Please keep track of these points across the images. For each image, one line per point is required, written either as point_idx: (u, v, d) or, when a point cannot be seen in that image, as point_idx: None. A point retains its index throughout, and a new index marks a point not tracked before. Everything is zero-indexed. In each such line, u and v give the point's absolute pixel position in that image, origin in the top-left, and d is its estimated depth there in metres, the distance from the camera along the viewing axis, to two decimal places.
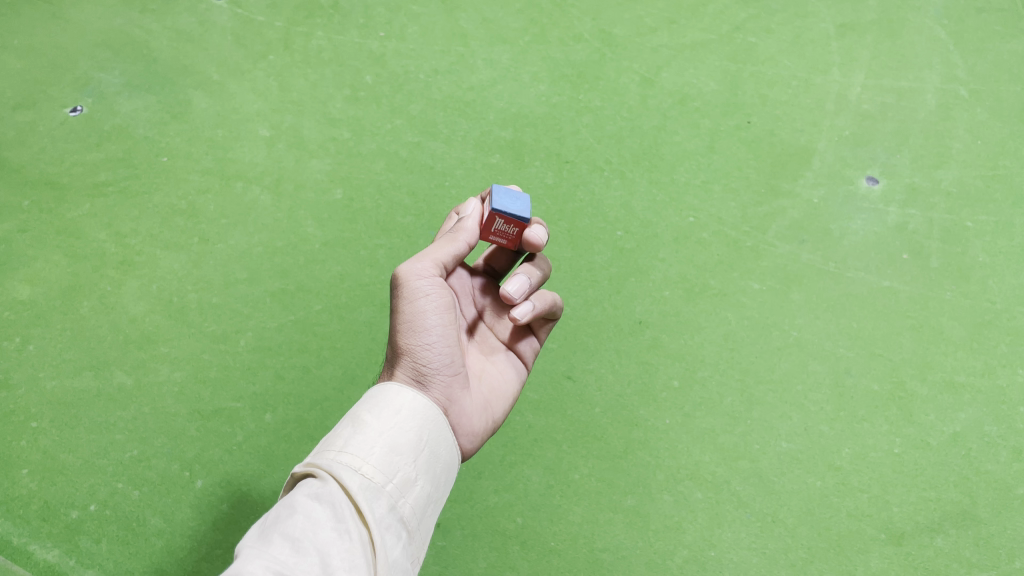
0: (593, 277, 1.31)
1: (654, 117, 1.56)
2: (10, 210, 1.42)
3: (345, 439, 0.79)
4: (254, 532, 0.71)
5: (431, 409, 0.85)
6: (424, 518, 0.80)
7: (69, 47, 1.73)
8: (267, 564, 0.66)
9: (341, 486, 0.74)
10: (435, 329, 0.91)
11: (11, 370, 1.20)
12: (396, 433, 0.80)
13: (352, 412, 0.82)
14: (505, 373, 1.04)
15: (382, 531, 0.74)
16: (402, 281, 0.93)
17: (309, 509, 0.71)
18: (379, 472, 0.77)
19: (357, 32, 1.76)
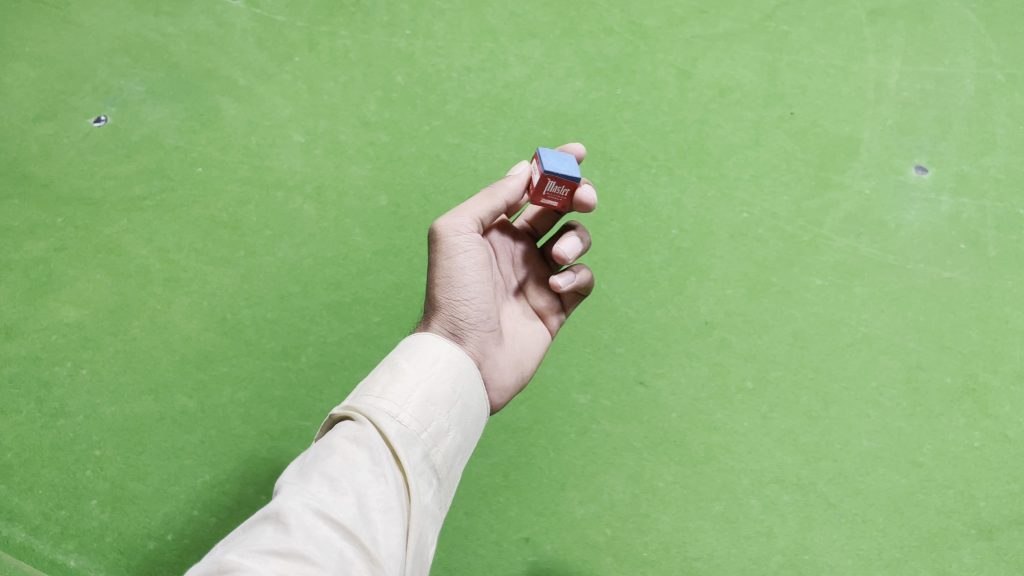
0: (653, 277, 1.29)
1: (695, 110, 1.54)
2: (44, 228, 1.37)
3: (383, 387, 0.81)
4: (292, 470, 0.73)
5: (465, 362, 0.88)
6: (452, 468, 0.83)
7: (85, 54, 1.67)
8: (307, 502, 0.68)
9: (379, 431, 0.77)
10: (474, 287, 0.94)
11: (68, 397, 1.17)
12: (431, 385, 0.83)
13: (389, 359, 0.85)
14: (537, 333, 1.05)
15: (415, 477, 0.76)
16: (443, 235, 0.95)
17: (348, 451, 0.73)
18: (415, 420, 0.80)
19: (382, 30, 1.72)
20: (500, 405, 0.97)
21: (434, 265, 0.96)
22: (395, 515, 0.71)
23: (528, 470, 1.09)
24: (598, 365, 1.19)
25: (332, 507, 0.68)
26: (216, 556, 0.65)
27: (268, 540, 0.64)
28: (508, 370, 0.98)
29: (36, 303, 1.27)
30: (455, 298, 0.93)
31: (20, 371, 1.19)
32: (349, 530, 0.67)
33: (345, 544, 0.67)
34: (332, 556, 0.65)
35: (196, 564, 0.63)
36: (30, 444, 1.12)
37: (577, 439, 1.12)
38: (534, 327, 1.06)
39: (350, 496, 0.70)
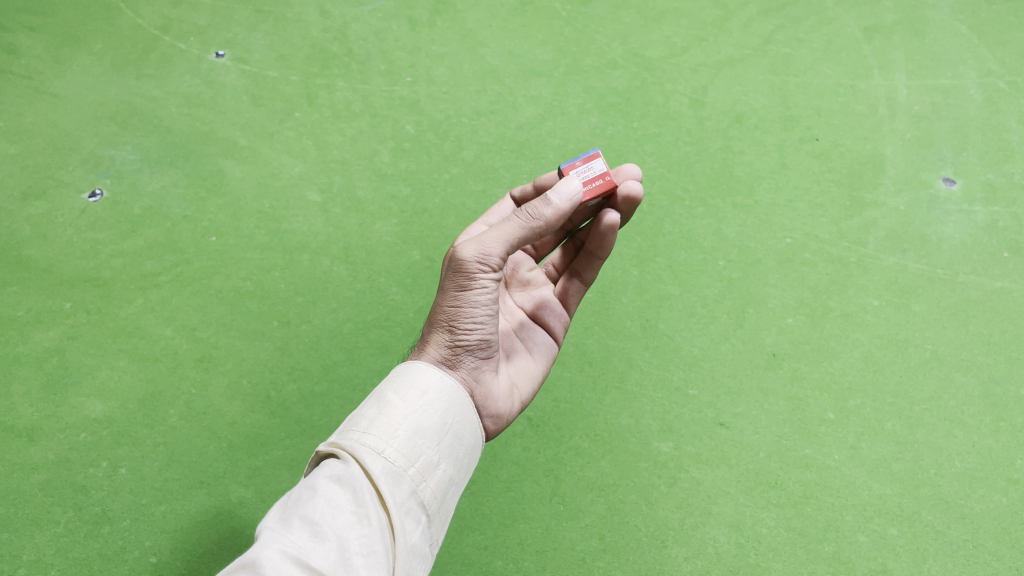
0: (711, 312, 1.25)
1: (716, 137, 1.52)
2: (52, 315, 1.26)
3: (369, 420, 0.74)
4: (275, 513, 0.68)
5: (457, 391, 0.80)
6: (445, 500, 0.75)
7: (67, 125, 1.57)
8: (284, 549, 0.63)
9: (362, 469, 0.70)
10: (481, 316, 0.84)
11: (109, 501, 1.07)
12: (421, 415, 0.76)
13: (377, 391, 0.78)
14: (535, 350, 0.98)
15: (402, 516, 0.70)
16: (463, 263, 0.82)
17: (330, 492, 0.68)
18: (402, 455, 0.72)
19: (381, 79, 1.66)
20: (494, 433, 0.88)
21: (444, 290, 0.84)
22: (378, 560, 0.66)
23: (624, 530, 1.04)
24: (674, 411, 1.14)
25: (311, 553, 0.63)
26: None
27: None
28: (505, 396, 0.89)
29: (56, 399, 1.17)
30: (460, 323, 0.84)
31: (51, 478, 1.09)
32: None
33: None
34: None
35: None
36: (74, 558, 1.03)
37: (669, 490, 1.07)
38: (532, 342, 0.98)
39: (330, 541, 0.64)
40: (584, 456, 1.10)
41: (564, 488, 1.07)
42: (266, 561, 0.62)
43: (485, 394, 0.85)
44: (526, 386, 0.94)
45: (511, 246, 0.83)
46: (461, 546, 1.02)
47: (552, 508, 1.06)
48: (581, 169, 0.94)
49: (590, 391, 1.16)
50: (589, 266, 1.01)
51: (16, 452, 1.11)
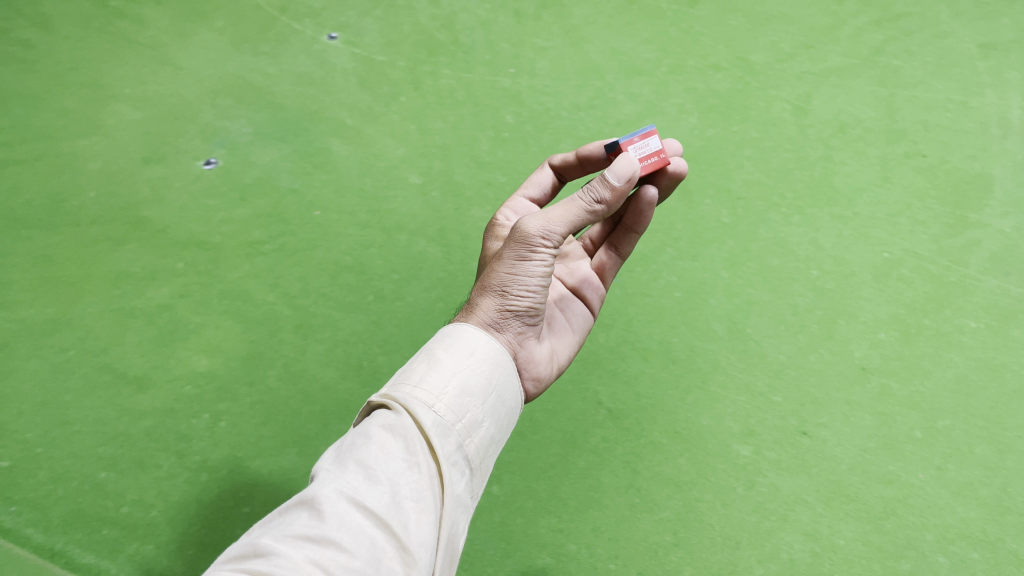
0: (801, 321, 1.24)
1: (818, 146, 1.50)
2: (165, 274, 1.34)
3: (421, 375, 0.79)
4: (330, 456, 0.73)
5: (501, 355, 0.83)
6: (486, 457, 0.80)
7: (187, 95, 1.66)
8: (341, 489, 0.68)
9: (414, 420, 0.74)
10: (534, 286, 0.86)
11: (209, 451, 1.14)
12: (469, 374, 0.80)
13: (427, 348, 0.82)
14: (572, 320, 1.01)
15: (449, 467, 0.74)
16: (525, 235, 0.86)
17: (382, 440, 0.72)
18: (450, 411, 0.77)
19: (484, 69, 1.70)
20: (533, 397, 0.92)
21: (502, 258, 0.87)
22: (426, 505, 0.70)
23: (699, 527, 1.05)
24: (756, 415, 1.14)
25: (366, 494, 0.68)
26: (255, 536, 0.68)
27: (300, 527, 0.66)
28: (545, 362, 0.92)
29: (164, 352, 1.24)
30: (512, 289, 0.86)
31: (157, 424, 1.16)
32: (380, 519, 0.67)
33: (375, 532, 0.67)
34: (363, 543, 0.65)
35: (237, 543, 0.66)
36: (175, 501, 1.09)
37: (746, 493, 1.07)
38: (570, 312, 1.01)
39: (383, 485, 0.69)
40: (663, 451, 1.12)
41: (640, 481, 1.09)
42: (326, 500, 0.67)
43: (527, 359, 0.88)
44: (563, 355, 0.97)
45: (573, 224, 0.87)
46: (536, 526, 1.06)
47: (628, 499, 1.07)
48: (639, 144, 0.97)
49: (673, 388, 1.17)
50: (626, 241, 1.04)
51: (126, 397, 1.19)
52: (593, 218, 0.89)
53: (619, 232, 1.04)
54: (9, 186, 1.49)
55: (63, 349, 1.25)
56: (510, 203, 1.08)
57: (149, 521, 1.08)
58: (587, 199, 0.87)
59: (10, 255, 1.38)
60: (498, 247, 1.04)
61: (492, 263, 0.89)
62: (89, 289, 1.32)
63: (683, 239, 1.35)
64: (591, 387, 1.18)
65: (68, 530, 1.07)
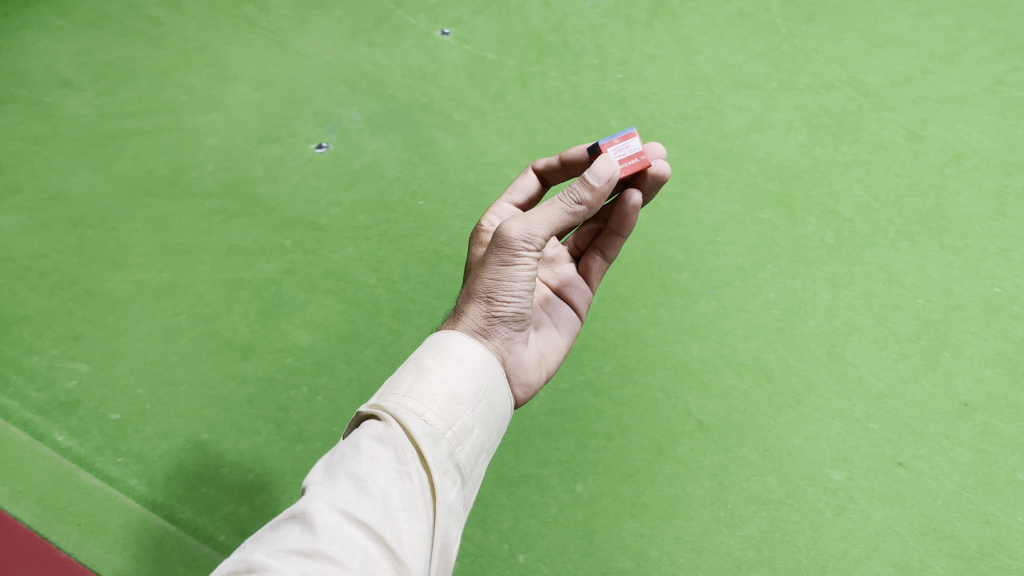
0: (903, 349, 1.21)
1: (931, 174, 1.46)
2: (274, 250, 1.39)
3: (408, 385, 0.78)
4: (320, 469, 0.72)
5: (490, 361, 0.84)
6: (477, 465, 0.79)
7: (303, 80, 1.71)
8: (333, 501, 0.66)
9: (403, 430, 0.73)
10: (519, 290, 0.87)
11: (306, 422, 1.18)
12: (457, 383, 0.79)
13: (414, 357, 0.81)
14: (561, 323, 1.02)
15: (441, 477, 0.73)
16: (509, 239, 0.86)
17: (373, 450, 0.71)
18: (440, 419, 0.76)
19: (592, 73, 1.71)
20: (523, 401, 0.93)
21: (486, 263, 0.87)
22: (418, 515, 0.69)
23: (784, 547, 1.04)
24: (851, 441, 1.12)
25: (357, 506, 0.66)
26: (244, 554, 0.65)
27: (291, 542, 0.63)
28: (534, 366, 0.93)
29: (269, 324, 1.29)
30: (499, 295, 0.86)
31: (258, 392, 1.21)
32: (373, 530, 0.65)
33: (368, 544, 0.65)
34: (356, 556, 0.63)
35: (225, 561, 0.63)
36: (271, 467, 1.14)
37: (835, 518, 1.06)
38: (558, 316, 1.03)
39: (375, 496, 0.67)
40: (752, 467, 1.10)
41: (727, 495, 1.08)
42: (316, 514, 0.65)
43: (517, 363, 0.89)
44: (551, 359, 0.98)
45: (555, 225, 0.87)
46: (618, 529, 1.06)
47: (712, 512, 1.07)
48: (620, 146, 0.97)
49: (765, 406, 1.16)
50: (613, 244, 1.06)
51: (231, 363, 1.24)
52: (576, 220, 0.89)
53: (606, 235, 1.06)
54: (134, 155, 1.57)
55: (175, 312, 1.31)
56: (494, 208, 1.08)
57: (245, 484, 1.12)
58: (568, 200, 0.88)
59: (132, 219, 1.45)
60: (481, 252, 1.04)
61: (477, 269, 0.89)
62: (202, 258, 1.38)
63: (785, 257, 1.34)
64: (682, 396, 1.18)
65: (169, 484, 1.12)
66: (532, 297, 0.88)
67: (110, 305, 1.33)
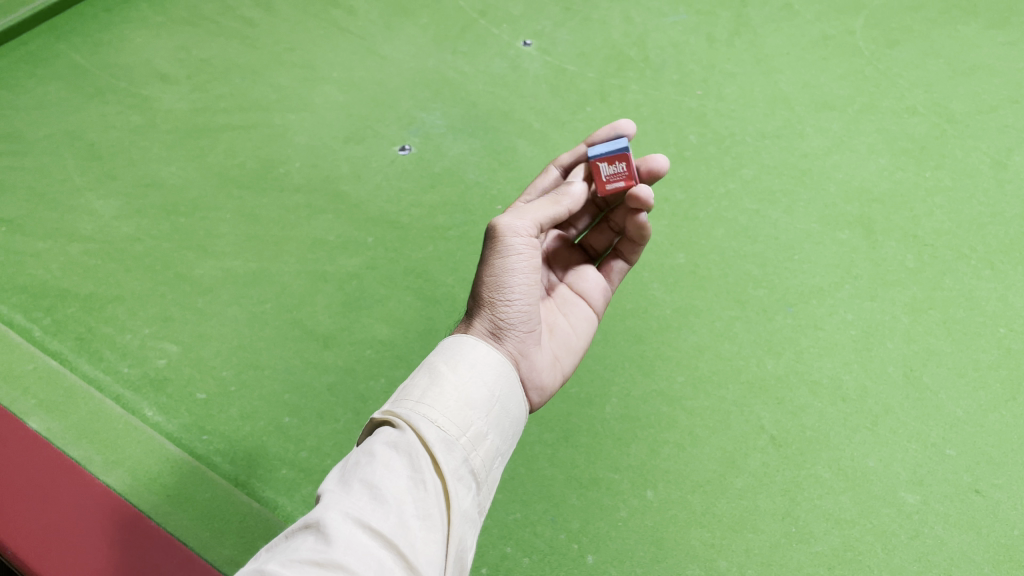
0: (983, 377, 1.20)
1: (1016, 204, 1.44)
2: (356, 245, 1.44)
3: (422, 391, 0.83)
4: (335, 478, 0.75)
5: (504, 364, 0.90)
6: (492, 471, 0.83)
7: (388, 84, 1.76)
8: (347, 510, 0.69)
9: (417, 436, 0.78)
10: (519, 289, 0.95)
11: None
12: (470, 389, 0.84)
13: (427, 364, 0.87)
14: (577, 324, 1.08)
15: (455, 482, 0.77)
16: (502, 231, 0.96)
17: (388, 457, 0.75)
18: (453, 425, 0.81)
19: (672, 88, 1.73)
20: (538, 405, 0.98)
21: (486, 265, 0.96)
22: (434, 522, 0.72)
23: (857, 567, 1.03)
24: (927, 465, 1.11)
25: (371, 515, 0.69)
26: (259, 564, 0.68)
27: (305, 551, 0.66)
28: (547, 369, 0.99)
29: (350, 316, 1.33)
30: (501, 293, 0.94)
31: (337, 381, 1.25)
32: (387, 539, 0.68)
33: (383, 552, 0.68)
34: (370, 564, 0.66)
35: (242, 570, 0.66)
36: (348, 454, 1.17)
37: (909, 541, 1.05)
38: (574, 317, 1.09)
39: (389, 505, 0.71)
40: (826, 486, 1.10)
41: (799, 511, 1.08)
42: (330, 524, 0.68)
43: (528, 365, 0.95)
44: (567, 361, 1.04)
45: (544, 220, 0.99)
46: (688, 537, 1.06)
47: (784, 527, 1.07)
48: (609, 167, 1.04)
49: (841, 425, 1.16)
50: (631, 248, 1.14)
51: (312, 352, 1.29)
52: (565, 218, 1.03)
53: (625, 242, 1.14)
54: (225, 149, 1.63)
55: (260, 300, 1.36)
56: None
57: (323, 469, 1.15)
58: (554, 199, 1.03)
59: (221, 210, 1.51)
60: None
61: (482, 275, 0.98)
62: (287, 250, 1.43)
63: (863, 278, 1.34)
64: (755, 411, 1.18)
65: (251, 464, 1.16)
66: (535, 296, 0.96)
67: (199, 289, 1.38)
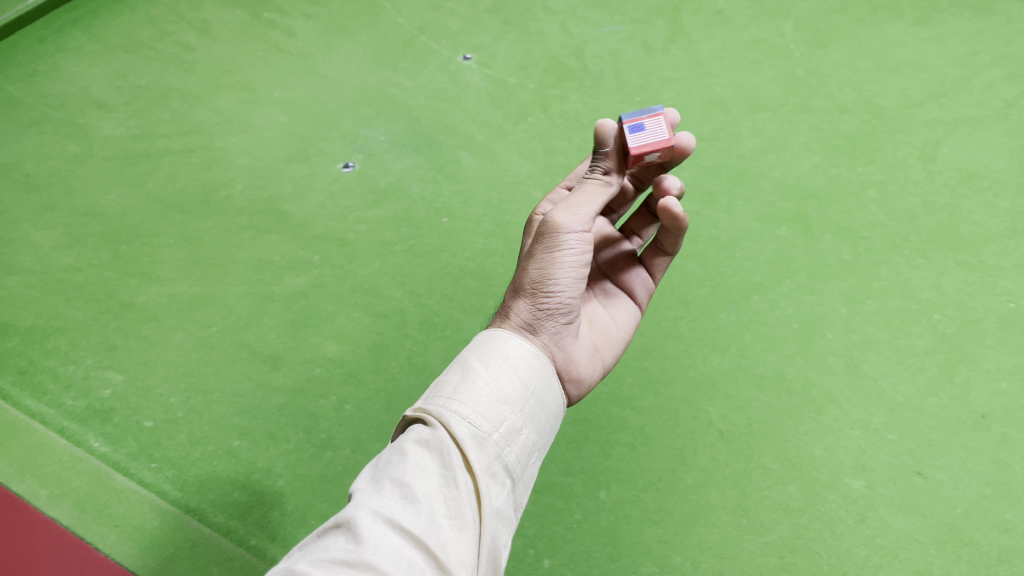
0: (921, 362, 1.24)
1: (945, 194, 1.49)
2: (302, 264, 1.43)
3: (453, 387, 0.80)
4: (367, 475, 0.74)
5: (537, 358, 0.85)
6: (528, 466, 0.80)
7: (330, 103, 1.77)
8: (377, 509, 0.68)
9: (448, 433, 0.75)
10: (565, 281, 0.88)
11: (334, 430, 1.20)
12: (503, 384, 0.81)
13: (460, 359, 0.83)
14: (617, 315, 1.03)
15: (488, 479, 0.74)
16: (555, 227, 0.88)
17: (418, 456, 0.73)
18: (486, 421, 0.77)
19: (611, 96, 1.75)
20: (576, 399, 0.94)
21: (533, 255, 0.90)
22: (465, 522, 0.70)
23: (806, 554, 1.05)
24: (871, 451, 1.14)
25: (401, 515, 0.68)
26: (292, 562, 0.67)
27: (336, 550, 0.64)
28: (585, 362, 0.94)
29: (299, 335, 1.33)
30: (543, 286, 0.88)
31: (287, 401, 1.24)
32: (417, 539, 0.66)
33: (414, 552, 0.66)
34: (401, 565, 0.64)
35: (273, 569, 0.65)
36: (300, 473, 1.16)
37: (856, 525, 1.07)
38: (613, 307, 1.04)
39: (420, 504, 0.69)
40: (773, 477, 1.12)
41: (749, 503, 1.10)
42: (361, 523, 0.66)
43: (567, 359, 0.91)
44: (607, 353, 0.99)
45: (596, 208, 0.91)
46: (642, 535, 1.08)
47: (735, 519, 1.08)
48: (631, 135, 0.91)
49: (786, 416, 1.18)
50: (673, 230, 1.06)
51: (262, 374, 1.28)
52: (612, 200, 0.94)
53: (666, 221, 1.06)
54: (166, 174, 1.61)
55: (206, 324, 1.35)
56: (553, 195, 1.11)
57: (275, 489, 1.14)
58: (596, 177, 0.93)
59: (165, 235, 1.49)
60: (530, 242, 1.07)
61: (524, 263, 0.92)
62: (233, 273, 1.42)
63: (802, 272, 1.37)
64: (703, 407, 1.20)
65: (201, 489, 1.14)
66: (580, 289, 0.90)
67: (144, 316, 1.36)
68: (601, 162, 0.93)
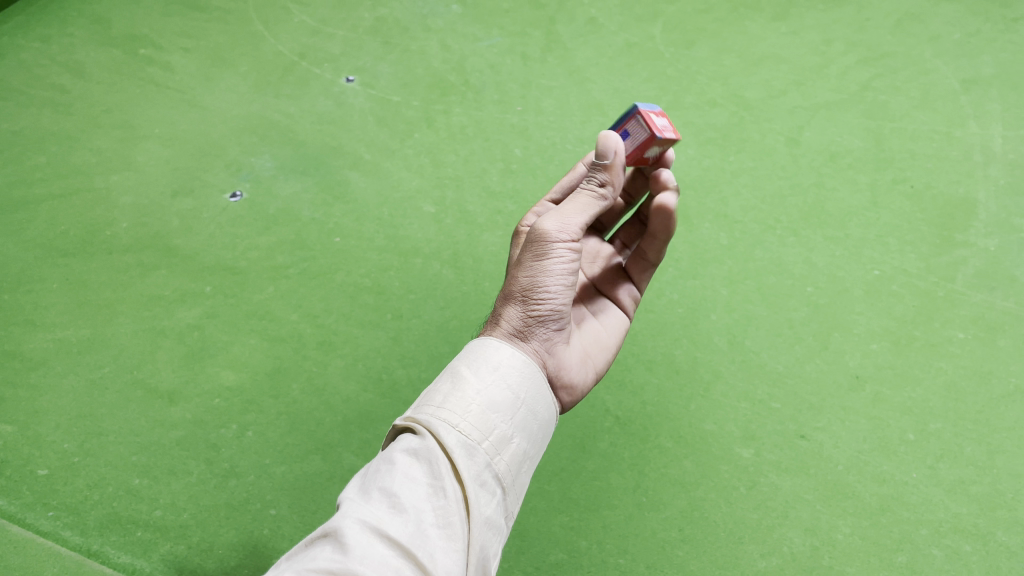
0: (797, 334, 1.31)
1: (810, 175, 1.59)
2: (194, 296, 1.42)
3: (443, 395, 0.76)
4: (355, 484, 0.71)
5: (529, 366, 0.81)
6: (520, 475, 0.77)
7: (213, 134, 1.76)
8: (363, 518, 0.65)
9: (437, 442, 0.72)
10: (554, 289, 0.84)
11: (237, 458, 1.20)
12: (493, 391, 0.77)
13: (451, 367, 0.79)
14: (607, 323, 0.99)
15: (477, 488, 0.71)
16: (544, 235, 0.85)
17: (406, 465, 0.70)
18: (476, 430, 0.74)
19: (494, 108, 1.80)
20: (568, 405, 0.89)
21: (521, 263, 0.86)
22: (454, 531, 0.67)
23: (704, 524, 1.10)
24: (757, 421, 1.20)
25: (388, 524, 0.65)
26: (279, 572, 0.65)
27: (322, 561, 0.62)
28: (577, 367, 0.90)
29: (194, 368, 1.31)
30: (535, 293, 0.84)
31: (187, 434, 1.23)
32: (404, 549, 0.64)
33: (401, 564, 0.64)
34: None
35: None
36: (205, 504, 1.15)
37: (748, 492, 1.13)
38: (605, 317, 1.00)
39: (408, 514, 0.66)
40: (668, 455, 1.17)
41: (647, 482, 1.14)
42: (349, 532, 0.64)
43: (558, 365, 0.86)
44: (597, 358, 0.95)
45: (585, 217, 0.87)
46: (549, 525, 1.10)
47: (635, 499, 1.13)
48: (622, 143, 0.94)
49: (677, 397, 1.24)
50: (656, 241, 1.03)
51: (158, 410, 1.26)
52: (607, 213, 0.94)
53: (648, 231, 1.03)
54: (46, 219, 1.58)
55: (98, 365, 1.32)
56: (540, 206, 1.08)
57: (180, 524, 1.13)
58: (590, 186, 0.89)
59: (49, 281, 1.46)
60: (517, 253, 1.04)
61: (512, 271, 0.88)
62: (122, 312, 1.40)
63: (684, 260, 1.43)
64: (599, 396, 1.24)
65: (103, 531, 1.12)
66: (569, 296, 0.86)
67: (31, 365, 1.33)
68: (597, 174, 0.88)
